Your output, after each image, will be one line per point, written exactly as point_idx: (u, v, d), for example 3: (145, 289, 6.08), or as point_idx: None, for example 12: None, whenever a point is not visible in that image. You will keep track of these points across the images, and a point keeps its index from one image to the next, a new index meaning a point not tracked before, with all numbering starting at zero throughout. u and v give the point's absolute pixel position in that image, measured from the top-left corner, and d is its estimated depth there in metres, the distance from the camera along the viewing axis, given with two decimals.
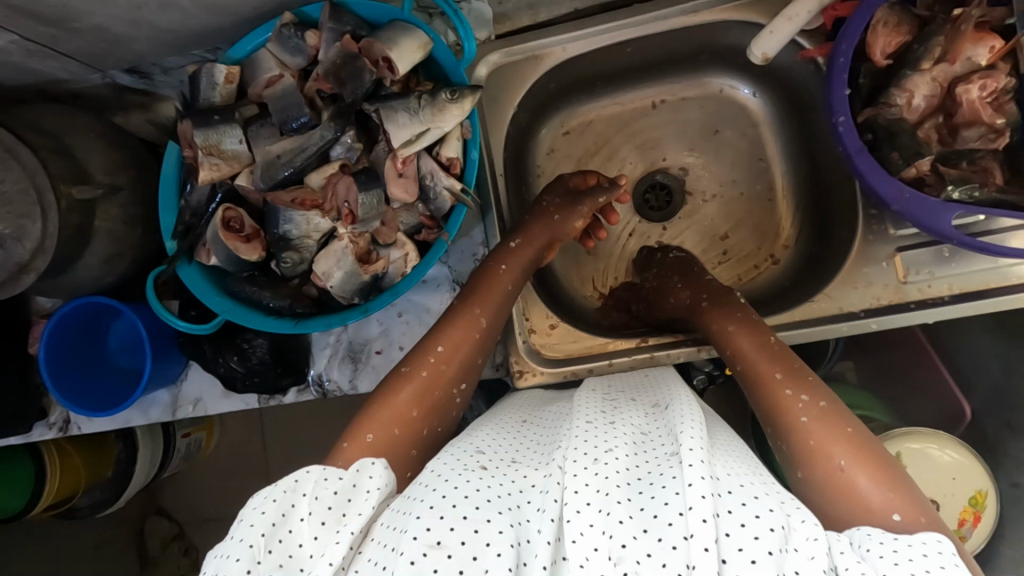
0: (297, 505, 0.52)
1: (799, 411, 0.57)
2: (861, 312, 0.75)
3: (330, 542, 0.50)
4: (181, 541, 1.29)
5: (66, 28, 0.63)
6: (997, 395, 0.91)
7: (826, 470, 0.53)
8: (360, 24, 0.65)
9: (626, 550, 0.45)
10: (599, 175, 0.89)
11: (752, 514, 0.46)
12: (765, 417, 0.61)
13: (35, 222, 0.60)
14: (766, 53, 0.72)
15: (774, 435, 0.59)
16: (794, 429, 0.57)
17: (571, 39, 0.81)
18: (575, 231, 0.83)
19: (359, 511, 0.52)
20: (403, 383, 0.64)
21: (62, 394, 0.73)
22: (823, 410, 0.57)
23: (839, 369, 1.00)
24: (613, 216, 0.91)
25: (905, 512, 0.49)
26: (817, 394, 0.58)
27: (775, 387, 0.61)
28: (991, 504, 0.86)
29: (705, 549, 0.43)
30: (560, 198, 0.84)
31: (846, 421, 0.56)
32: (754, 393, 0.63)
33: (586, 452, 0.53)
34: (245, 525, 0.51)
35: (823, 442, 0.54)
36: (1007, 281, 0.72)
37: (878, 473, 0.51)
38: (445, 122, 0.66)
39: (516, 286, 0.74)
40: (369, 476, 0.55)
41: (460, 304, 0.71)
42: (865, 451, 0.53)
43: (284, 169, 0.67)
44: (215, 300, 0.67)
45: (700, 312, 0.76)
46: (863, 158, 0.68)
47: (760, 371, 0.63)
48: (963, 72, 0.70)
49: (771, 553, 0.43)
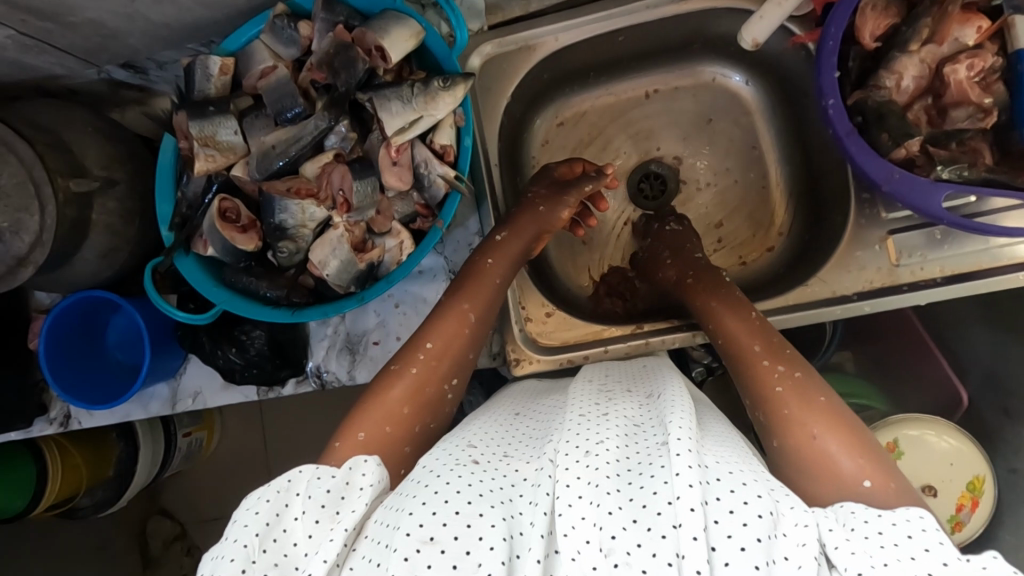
0: (290, 505, 0.52)
1: (775, 382, 0.60)
2: (853, 295, 0.75)
3: (324, 539, 0.50)
4: (183, 540, 1.29)
5: (60, 23, 0.63)
6: (994, 381, 0.90)
7: (799, 438, 0.56)
8: (352, 14, 0.66)
9: (617, 541, 0.46)
10: (585, 163, 0.89)
11: (740, 501, 0.46)
12: (741, 389, 0.64)
13: (33, 216, 0.61)
14: (756, 39, 0.74)
15: (750, 407, 0.62)
16: (771, 401, 0.59)
17: (563, 28, 0.81)
18: (563, 222, 0.83)
19: (352, 509, 0.52)
20: (395, 379, 0.64)
21: (62, 388, 0.74)
22: (797, 380, 0.60)
23: (836, 359, 1.01)
24: (601, 203, 0.92)
25: (875, 479, 0.51)
26: (792, 364, 0.61)
27: (754, 356, 0.64)
28: (989, 489, 0.86)
29: (694, 538, 0.44)
30: (547, 189, 0.84)
31: (819, 391, 0.58)
32: (733, 366, 0.66)
33: (577, 445, 0.53)
34: (238, 526, 0.51)
35: (797, 410, 0.57)
36: (998, 262, 0.72)
37: (849, 440, 0.54)
38: (437, 110, 0.66)
39: (506, 278, 0.75)
40: (361, 474, 0.55)
41: (449, 299, 0.71)
42: (837, 420, 0.56)
43: (278, 159, 0.68)
44: (212, 291, 0.68)
45: (685, 288, 0.79)
46: (852, 140, 0.68)
47: (739, 346, 0.66)
48: (950, 52, 0.70)
49: (760, 539, 0.44)
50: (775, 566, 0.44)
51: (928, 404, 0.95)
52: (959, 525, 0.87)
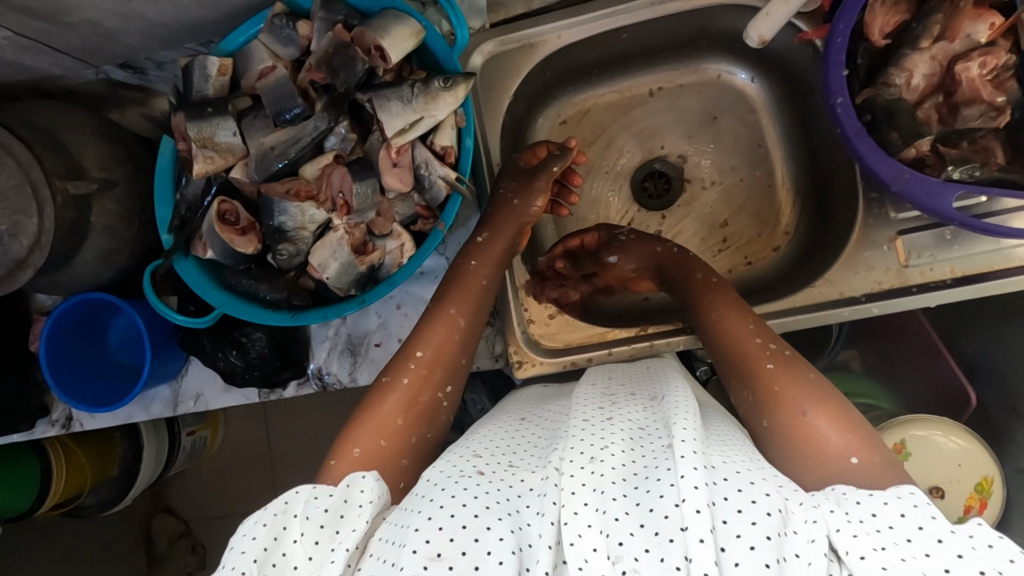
0: (288, 528, 0.52)
1: (767, 359, 0.62)
2: (862, 297, 0.74)
3: (326, 561, 0.49)
4: (188, 538, 1.29)
5: (57, 23, 0.63)
6: (1001, 383, 0.89)
7: (791, 414, 0.57)
8: (351, 13, 0.66)
9: (625, 548, 0.45)
10: (547, 144, 0.84)
11: (748, 500, 0.45)
12: (728, 369, 0.65)
13: (31, 219, 0.60)
14: (763, 35, 0.73)
15: (738, 388, 0.63)
16: (762, 376, 0.60)
17: (566, 26, 0.80)
18: (540, 210, 0.80)
19: (352, 527, 0.51)
20: (387, 393, 0.64)
21: (63, 390, 0.74)
22: (787, 358, 0.61)
23: (842, 357, 0.99)
24: (573, 179, 0.88)
25: (861, 454, 0.52)
26: (782, 344, 0.63)
27: (745, 334, 0.65)
28: (997, 490, 0.84)
29: (701, 541, 0.43)
30: (516, 181, 0.81)
31: (808, 369, 0.60)
32: (717, 343, 0.67)
33: (582, 452, 0.52)
34: (235, 553, 0.50)
35: (787, 387, 0.58)
36: (1010, 263, 0.71)
37: (837, 417, 0.55)
38: (438, 110, 0.66)
39: (492, 278, 0.74)
40: (360, 490, 0.54)
41: (436, 305, 0.70)
42: (824, 393, 0.57)
43: (278, 161, 0.67)
44: (211, 294, 0.67)
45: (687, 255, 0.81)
46: (862, 139, 0.67)
47: (727, 325, 0.67)
48: (963, 50, 0.69)
49: (770, 537, 0.43)
50: (787, 564, 0.43)
51: (935, 403, 0.94)
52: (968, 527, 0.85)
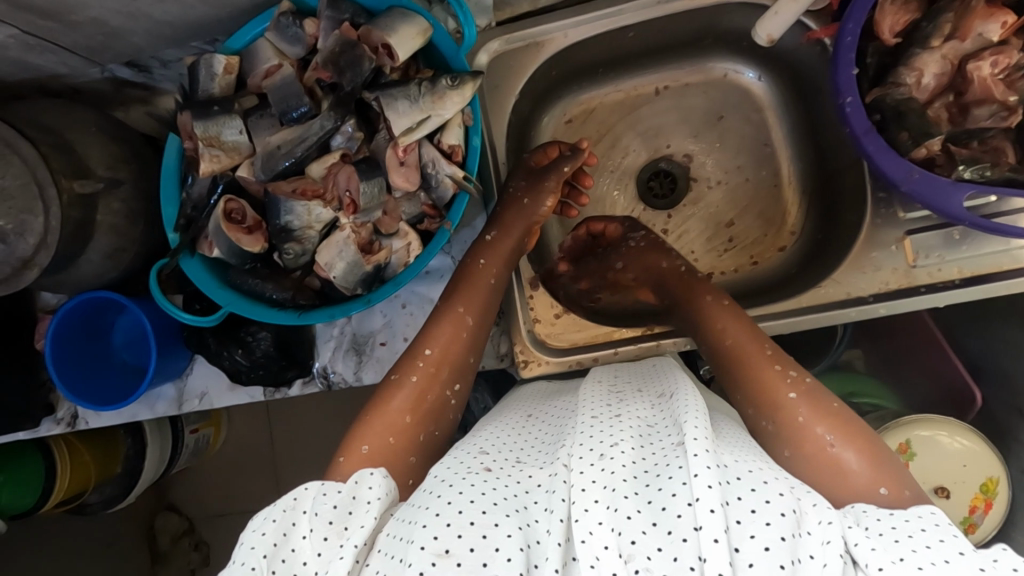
0: (297, 523, 0.52)
1: (787, 386, 0.60)
2: (869, 297, 0.74)
3: (334, 557, 0.49)
4: (192, 536, 1.29)
5: (62, 21, 0.62)
6: (1005, 384, 0.89)
7: (814, 445, 0.56)
8: (358, 12, 0.65)
9: (637, 546, 0.45)
10: (559, 144, 0.85)
11: (762, 500, 0.45)
12: (745, 396, 0.63)
13: (37, 217, 0.60)
14: (771, 34, 0.73)
15: (754, 416, 0.62)
16: (783, 405, 0.60)
17: (573, 24, 0.80)
18: (550, 212, 0.80)
19: (360, 524, 0.51)
20: (394, 391, 0.64)
21: (68, 388, 0.73)
22: (808, 386, 0.60)
23: (846, 358, 1.01)
24: (585, 180, 0.88)
25: (890, 486, 0.53)
26: (800, 371, 0.62)
27: (763, 363, 0.63)
28: (1002, 490, 0.84)
29: (715, 541, 0.43)
30: (526, 181, 0.81)
31: (829, 398, 0.59)
32: (728, 370, 0.66)
33: (591, 449, 0.52)
34: (246, 548, 0.51)
35: (812, 416, 0.58)
36: (1018, 264, 0.71)
37: (864, 448, 0.55)
38: (445, 109, 0.66)
39: (501, 278, 0.74)
40: (368, 487, 0.54)
41: (444, 304, 0.70)
42: (847, 423, 0.57)
43: (284, 160, 0.67)
44: (217, 292, 0.67)
45: (687, 280, 0.78)
46: (871, 139, 0.67)
47: (742, 350, 0.65)
48: (974, 49, 0.69)
49: (784, 538, 0.43)
50: (800, 565, 0.43)
51: (939, 402, 0.94)
52: (972, 527, 0.85)
